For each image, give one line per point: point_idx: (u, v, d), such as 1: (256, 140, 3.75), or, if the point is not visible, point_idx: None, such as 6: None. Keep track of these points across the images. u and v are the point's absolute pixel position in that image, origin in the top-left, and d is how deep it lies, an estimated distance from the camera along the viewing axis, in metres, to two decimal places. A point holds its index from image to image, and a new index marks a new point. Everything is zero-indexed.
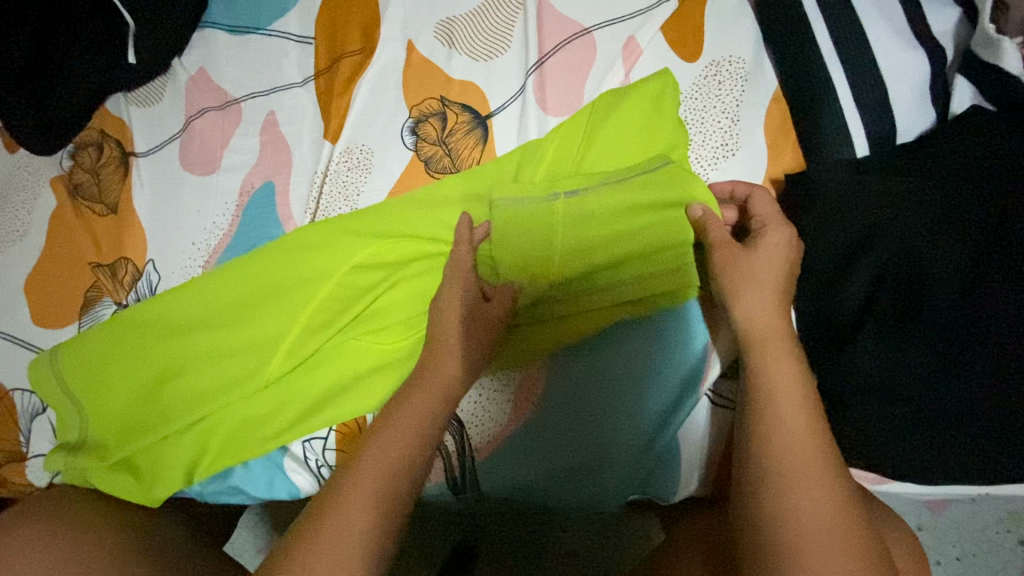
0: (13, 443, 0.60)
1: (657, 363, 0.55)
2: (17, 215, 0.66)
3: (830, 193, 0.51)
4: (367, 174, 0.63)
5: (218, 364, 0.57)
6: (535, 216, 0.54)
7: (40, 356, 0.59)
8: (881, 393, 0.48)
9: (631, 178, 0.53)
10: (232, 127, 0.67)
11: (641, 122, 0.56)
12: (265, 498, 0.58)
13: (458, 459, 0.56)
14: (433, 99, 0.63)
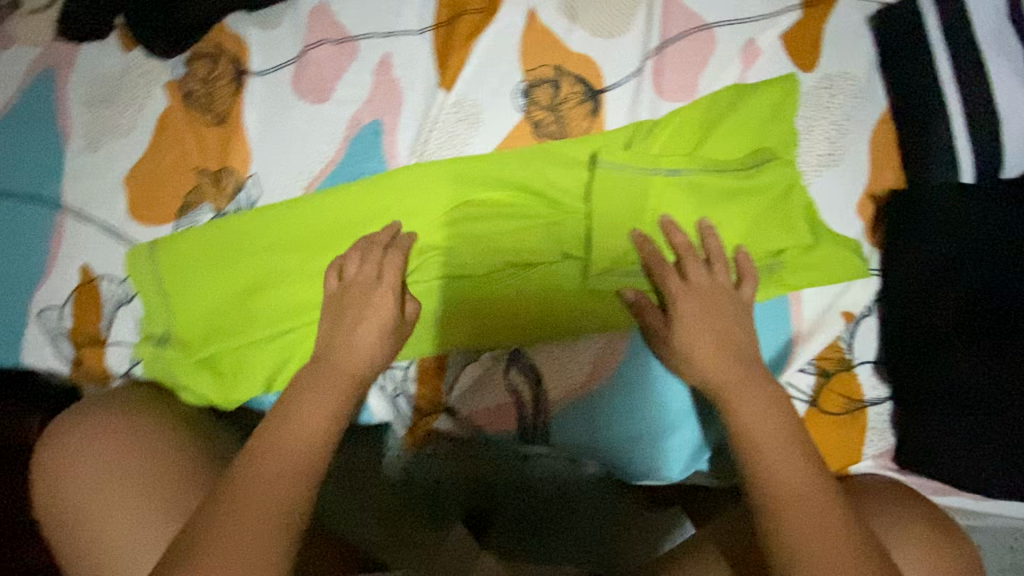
0: (92, 328, 0.61)
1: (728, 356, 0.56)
2: (127, 112, 0.67)
3: (933, 214, 0.54)
4: (474, 128, 0.64)
5: (309, 282, 0.59)
6: (635, 187, 0.58)
7: (139, 246, 0.61)
8: (955, 402, 0.51)
9: (735, 168, 0.57)
10: (347, 63, 0.68)
11: (757, 121, 0.58)
12: None
13: (532, 407, 0.57)
14: (548, 67, 0.65)
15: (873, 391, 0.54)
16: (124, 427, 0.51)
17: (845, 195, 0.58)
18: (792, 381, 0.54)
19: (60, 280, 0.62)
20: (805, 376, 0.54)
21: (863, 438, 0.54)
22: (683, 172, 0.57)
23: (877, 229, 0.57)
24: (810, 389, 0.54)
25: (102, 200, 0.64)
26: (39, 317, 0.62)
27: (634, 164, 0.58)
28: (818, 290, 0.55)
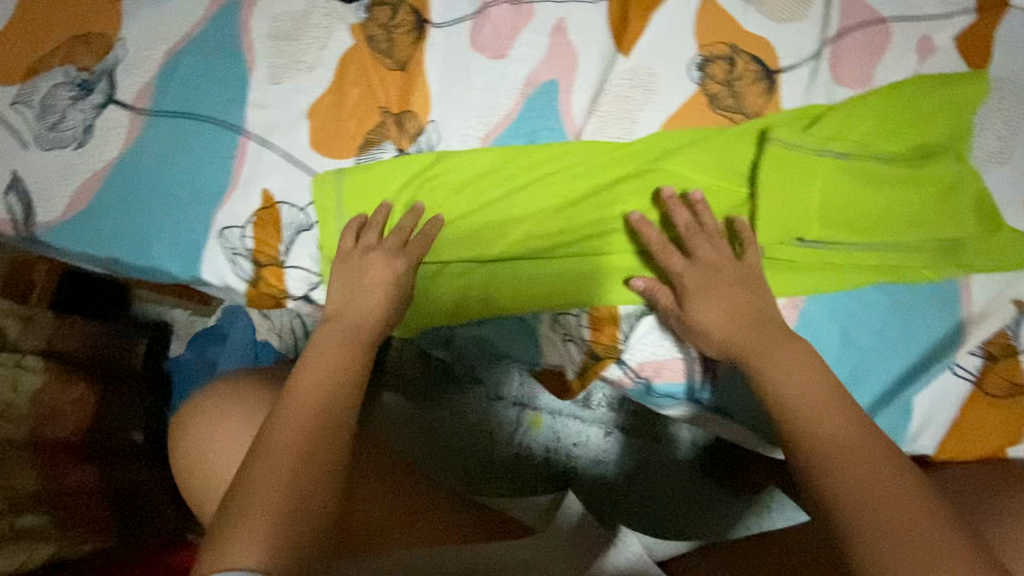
0: (272, 251, 0.64)
1: (879, 340, 0.57)
2: (310, 49, 0.70)
3: None
4: (650, 95, 0.66)
5: (494, 221, 0.63)
6: (814, 162, 0.57)
7: (325, 173, 0.65)
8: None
9: (921, 154, 0.58)
10: (523, 23, 0.70)
11: (942, 109, 0.59)
12: (513, 354, 0.64)
13: (699, 367, 0.60)
14: (723, 44, 0.67)
15: None
16: (230, 400, 0.59)
17: (1015, 191, 0.60)
18: (960, 361, 0.56)
19: (242, 203, 0.65)
20: (972, 358, 0.56)
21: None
22: (855, 156, 0.58)
23: None
24: (976, 370, 0.56)
25: (285, 130, 0.67)
26: (220, 236, 0.64)
27: (811, 143, 0.58)
28: (991, 277, 0.57)
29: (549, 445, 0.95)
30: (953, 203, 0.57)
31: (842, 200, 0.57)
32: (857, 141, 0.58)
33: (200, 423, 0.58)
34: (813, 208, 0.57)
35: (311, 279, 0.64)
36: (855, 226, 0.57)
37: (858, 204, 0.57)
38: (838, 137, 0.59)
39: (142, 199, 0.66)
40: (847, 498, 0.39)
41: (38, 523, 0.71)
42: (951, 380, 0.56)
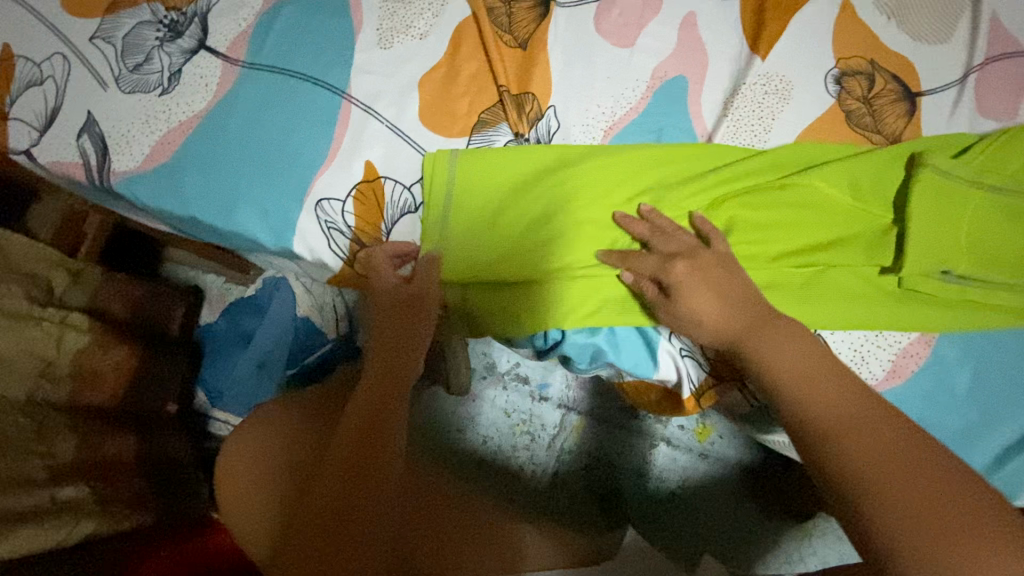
0: (374, 231, 0.60)
1: (1012, 387, 0.55)
2: (424, 15, 0.65)
3: None
4: (784, 104, 0.63)
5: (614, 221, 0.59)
6: (961, 194, 0.55)
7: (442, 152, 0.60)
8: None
9: None
10: (653, 13, 0.66)
11: None
12: (623, 367, 0.59)
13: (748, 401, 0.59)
14: (863, 59, 0.64)
15: None
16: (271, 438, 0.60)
17: None
18: None
19: (341, 174, 0.60)
20: None
21: None
22: (1011, 196, 0.55)
23: None
24: None
25: (392, 99, 0.62)
26: (316, 207, 0.59)
27: (961, 173, 0.55)
28: None
29: (583, 452, 0.89)
30: None
31: (987, 237, 0.55)
32: (1007, 177, 0.56)
33: (244, 464, 0.59)
34: (967, 246, 0.55)
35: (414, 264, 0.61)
36: (1001, 266, 0.55)
37: (1004, 243, 0.55)
38: (994, 172, 0.56)
39: (231, 158, 0.61)
40: (867, 474, 0.38)
41: (78, 496, 0.66)
42: None
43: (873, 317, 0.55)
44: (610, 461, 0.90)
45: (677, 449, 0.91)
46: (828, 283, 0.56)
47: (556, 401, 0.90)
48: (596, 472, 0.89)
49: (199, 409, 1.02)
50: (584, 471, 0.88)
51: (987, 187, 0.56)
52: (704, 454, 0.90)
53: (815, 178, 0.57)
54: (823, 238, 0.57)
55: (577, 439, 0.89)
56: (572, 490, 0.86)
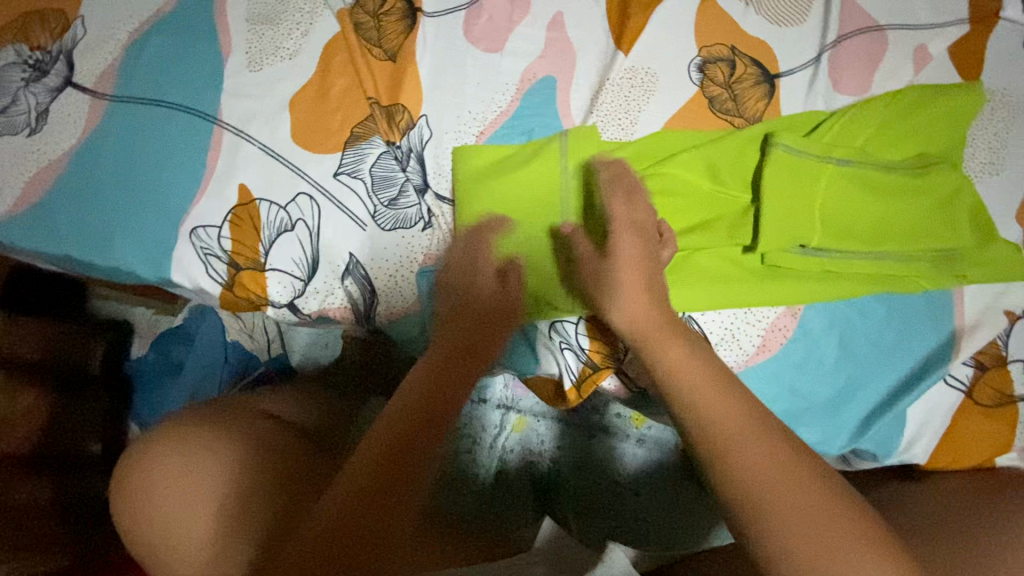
0: (250, 253, 0.59)
1: (878, 352, 0.57)
2: (291, 35, 0.65)
3: None
4: (648, 96, 0.64)
5: (491, 223, 0.60)
6: (809, 170, 0.57)
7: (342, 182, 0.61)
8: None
9: (911, 168, 0.59)
10: (520, 15, 0.67)
11: (934, 123, 0.61)
12: (508, 363, 0.62)
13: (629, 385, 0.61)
14: (723, 45, 0.66)
15: None
16: (188, 468, 0.51)
17: (1003, 205, 0.61)
18: (953, 371, 0.57)
19: (215, 199, 0.60)
20: (964, 368, 0.57)
21: (1014, 431, 0.56)
22: (862, 167, 0.58)
23: None
24: (966, 380, 0.57)
25: (263, 120, 0.62)
26: (191, 235, 0.60)
27: (811, 150, 0.58)
28: (979, 288, 0.58)
29: (528, 449, 0.89)
30: (942, 215, 0.58)
31: (836, 211, 0.58)
32: (849, 152, 0.58)
33: (162, 499, 0.50)
34: (824, 222, 0.57)
35: (295, 285, 0.60)
36: (852, 238, 0.57)
37: (852, 215, 0.58)
38: (843, 147, 0.59)
39: (103, 192, 0.60)
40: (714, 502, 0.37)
41: None
42: (943, 391, 0.56)
43: (740, 296, 0.56)
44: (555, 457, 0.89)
45: (617, 438, 0.90)
46: (697, 268, 0.57)
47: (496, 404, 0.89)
48: (542, 469, 0.88)
49: None
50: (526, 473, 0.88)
51: (831, 162, 0.58)
52: (641, 439, 0.90)
53: (676, 167, 0.59)
54: (688, 227, 0.59)
55: (519, 438, 0.90)
56: (514, 489, 0.85)
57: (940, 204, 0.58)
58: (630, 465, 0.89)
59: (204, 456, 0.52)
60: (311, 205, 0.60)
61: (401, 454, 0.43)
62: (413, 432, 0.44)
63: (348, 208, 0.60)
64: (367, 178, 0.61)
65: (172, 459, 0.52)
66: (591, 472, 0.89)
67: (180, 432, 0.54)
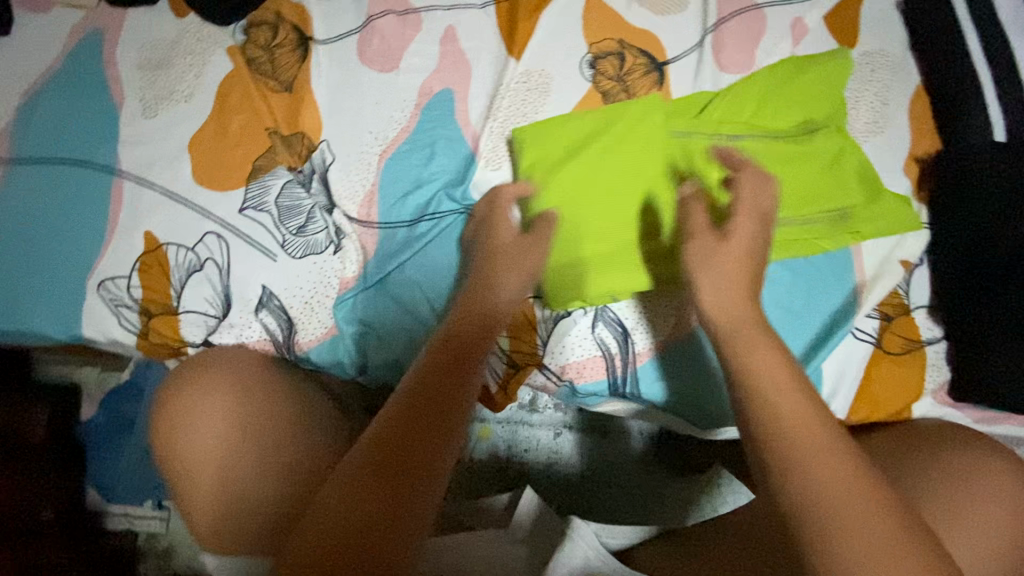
0: (162, 297, 0.59)
1: (787, 314, 0.59)
2: (184, 77, 0.65)
3: (981, 156, 0.60)
4: (545, 97, 0.66)
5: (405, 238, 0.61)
6: (698, 147, 0.60)
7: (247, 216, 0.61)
8: (1014, 331, 0.55)
9: (793, 137, 0.61)
10: (413, 33, 0.68)
11: (814, 90, 0.63)
12: None
13: (558, 380, 0.60)
14: (611, 40, 0.68)
15: (928, 332, 0.60)
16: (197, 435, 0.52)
17: (890, 160, 0.64)
18: (860, 325, 0.59)
19: (122, 249, 0.60)
20: (870, 320, 0.59)
21: (923, 373, 0.59)
22: (753, 139, 0.61)
23: (924, 188, 0.63)
24: (875, 332, 0.59)
25: (163, 164, 0.62)
26: (100, 288, 0.59)
27: (700, 130, 0.61)
28: (876, 241, 0.60)
29: (514, 448, 0.91)
30: (830, 177, 0.60)
31: None
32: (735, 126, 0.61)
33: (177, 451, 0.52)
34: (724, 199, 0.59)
35: (209, 323, 0.59)
36: None
37: None
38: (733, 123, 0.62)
39: (5, 255, 0.60)
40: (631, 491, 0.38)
41: None
42: (854, 344, 0.59)
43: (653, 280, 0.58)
44: (572, 459, 0.91)
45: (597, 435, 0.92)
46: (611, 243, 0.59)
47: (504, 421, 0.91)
48: (561, 475, 0.91)
49: (93, 508, 0.98)
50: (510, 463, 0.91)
51: (718, 139, 0.61)
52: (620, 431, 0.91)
53: (578, 164, 0.60)
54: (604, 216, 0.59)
55: (531, 448, 0.91)
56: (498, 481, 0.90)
57: (827, 166, 0.61)
58: (642, 447, 0.92)
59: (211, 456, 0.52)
60: (219, 243, 0.60)
61: (411, 453, 0.41)
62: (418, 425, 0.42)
63: (256, 241, 0.60)
64: (272, 209, 0.61)
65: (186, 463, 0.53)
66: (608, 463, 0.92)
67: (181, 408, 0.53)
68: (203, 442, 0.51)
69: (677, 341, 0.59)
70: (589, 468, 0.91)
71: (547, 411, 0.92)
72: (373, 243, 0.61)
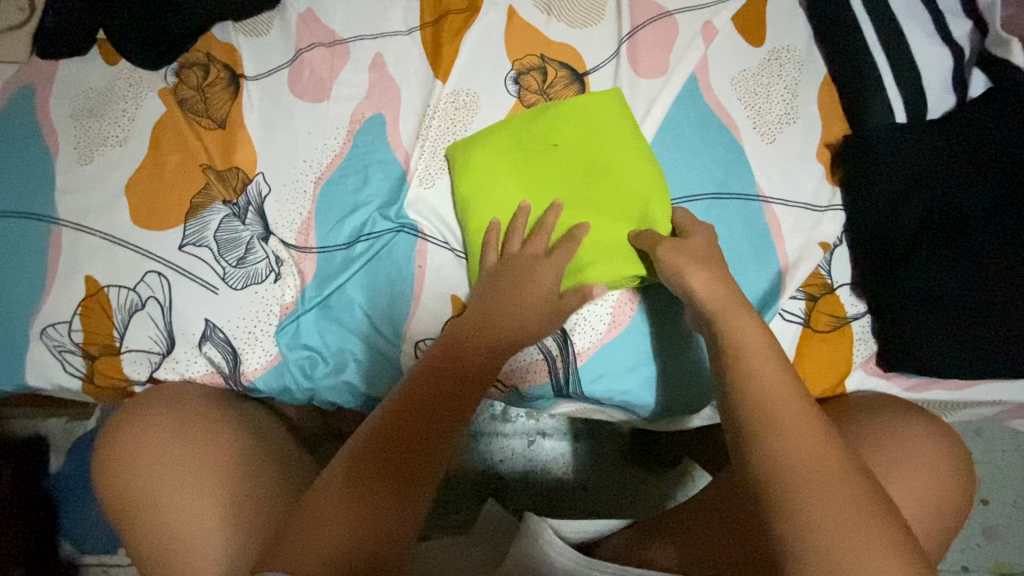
0: (106, 338, 0.60)
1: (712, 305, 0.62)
2: (118, 122, 0.66)
3: (880, 140, 0.63)
4: (473, 114, 0.68)
5: (342, 260, 0.63)
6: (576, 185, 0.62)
7: (186, 252, 0.62)
8: (926, 299, 0.58)
9: (683, 152, 0.66)
10: (341, 63, 0.70)
11: (715, 99, 0.68)
12: (378, 390, 0.62)
13: (503, 387, 0.62)
14: (534, 55, 0.70)
15: (853, 308, 0.64)
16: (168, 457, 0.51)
17: (806, 147, 0.67)
18: (786, 306, 0.63)
19: (63, 294, 0.61)
20: (796, 301, 0.63)
21: (851, 348, 0.63)
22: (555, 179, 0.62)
23: (835, 171, 0.67)
24: (801, 312, 0.63)
25: (101, 209, 0.63)
26: (43, 335, 0.60)
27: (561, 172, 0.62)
28: (794, 228, 0.64)
29: (486, 458, 0.92)
30: (735, 179, 0.66)
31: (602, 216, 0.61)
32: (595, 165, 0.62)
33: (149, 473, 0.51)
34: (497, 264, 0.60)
35: (153, 360, 0.60)
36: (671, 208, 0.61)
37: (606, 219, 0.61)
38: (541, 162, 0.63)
39: None
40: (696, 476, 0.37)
41: None
42: (784, 324, 0.62)
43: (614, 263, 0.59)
44: (549, 465, 0.92)
45: (560, 437, 0.93)
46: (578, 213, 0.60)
47: (476, 433, 0.92)
48: (534, 480, 0.91)
49: (67, 561, 0.97)
50: (477, 470, 0.91)
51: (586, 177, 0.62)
52: (582, 433, 0.93)
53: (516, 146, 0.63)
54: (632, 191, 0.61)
55: (506, 458, 0.92)
56: (467, 489, 0.91)
57: (733, 166, 0.66)
58: (615, 446, 0.93)
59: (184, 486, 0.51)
60: (159, 282, 0.61)
61: (412, 442, 0.42)
62: (434, 419, 0.44)
63: (198, 276, 0.61)
64: (212, 244, 0.62)
65: (142, 493, 0.50)
66: (583, 466, 0.93)
67: (152, 430, 0.53)
68: (164, 476, 0.50)
69: (614, 336, 0.62)
70: (554, 471, 0.92)
71: (517, 415, 0.92)
72: (312, 268, 0.63)
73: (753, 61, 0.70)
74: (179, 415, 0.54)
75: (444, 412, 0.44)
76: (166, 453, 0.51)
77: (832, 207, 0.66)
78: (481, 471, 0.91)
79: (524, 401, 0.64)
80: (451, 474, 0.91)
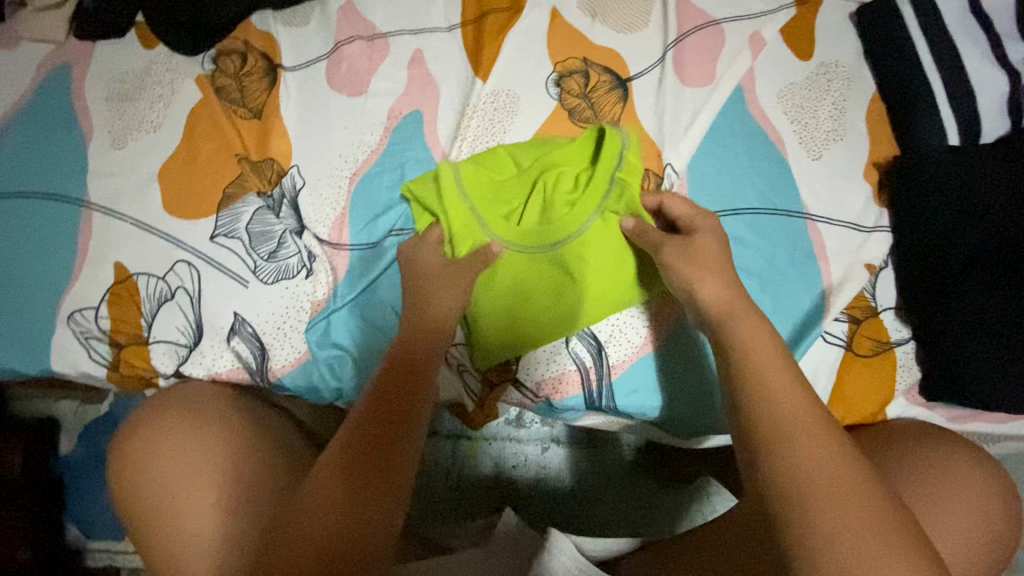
0: (132, 327, 0.59)
1: None
2: (153, 107, 0.65)
3: (931, 164, 0.61)
4: (513, 116, 0.67)
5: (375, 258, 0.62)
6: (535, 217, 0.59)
7: (216, 243, 0.61)
8: (976, 328, 0.56)
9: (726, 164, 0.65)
10: (380, 57, 0.69)
11: (761, 111, 0.67)
12: None
13: (535, 396, 0.61)
14: (576, 58, 0.69)
15: (896, 333, 0.62)
16: (179, 451, 0.51)
17: (852, 165, 0.65)
18: (829, 329, 0.61)
19: (91, 280, 0.60)
20: (839, 324, 0.61)
21: (893, 373, 0.61)
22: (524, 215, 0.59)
23: (883, 191, 0.65)
24: (844, 334, 0.61)
25: (133, 196, 0.62)
26: (69, 321, 0.59)
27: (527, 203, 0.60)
28: (839, 249, 0.63)
29: (499, 465, 0.90)
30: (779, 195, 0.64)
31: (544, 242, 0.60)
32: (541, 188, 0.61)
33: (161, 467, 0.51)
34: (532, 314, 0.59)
35: (179, 352, 0.59)
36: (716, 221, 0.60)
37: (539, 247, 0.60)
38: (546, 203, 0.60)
39: None
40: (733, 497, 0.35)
41: None
42: (826, 347, 0.61)
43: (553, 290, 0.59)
44: (562, 475, 0.90)
45: (576, 448, 0.91)
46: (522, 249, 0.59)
47: (492, 438, 0.91)
48: (548, 489, 0.90)
49: (73, 546, 0.96)
50: (490, 476, 0.90)
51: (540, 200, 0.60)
52: (599, 444, 0.91)
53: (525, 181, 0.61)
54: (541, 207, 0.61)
55: (519, 465, 0.90)
56: (478, 496, 0.89)
57: (778, 182, 0.64)
58: (633, 460, 0.91)
59: (197, 501, 0.49)
60: (189, 271, 0.60)
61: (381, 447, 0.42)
62: (381, 446, 0.42)
63: (228, 268, 0.60)
64: (243, 236, 0.61)
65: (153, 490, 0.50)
66: (597, 478, 0.91)
67: (166, 424, 0.53)
68: (173, 471, 0.50)
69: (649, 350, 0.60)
70: (567, 483, 0.90)
71: (533, 423, 0.91)
72: (344, 265, 0.62)
73: (800, 75, 0.68)
74: (186, 408, 0.54)
75: (389, 437, 0.42)
76: (177, 448, 0.51)
77: (878, 228, 0.64)
78: (494, 478, 0.90)
79: (555, 412, 0.63)
80: (464, 480, 0.90)
